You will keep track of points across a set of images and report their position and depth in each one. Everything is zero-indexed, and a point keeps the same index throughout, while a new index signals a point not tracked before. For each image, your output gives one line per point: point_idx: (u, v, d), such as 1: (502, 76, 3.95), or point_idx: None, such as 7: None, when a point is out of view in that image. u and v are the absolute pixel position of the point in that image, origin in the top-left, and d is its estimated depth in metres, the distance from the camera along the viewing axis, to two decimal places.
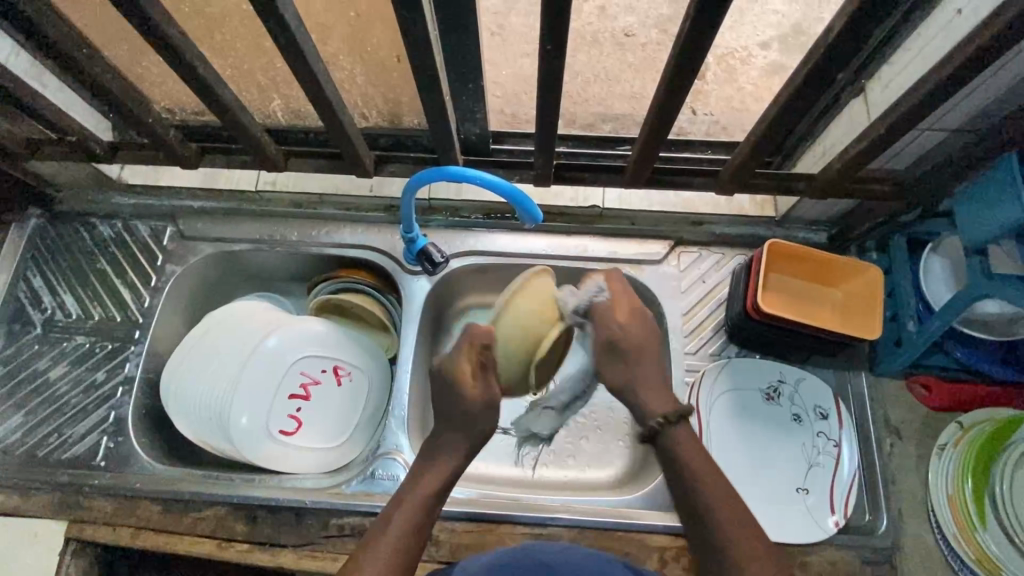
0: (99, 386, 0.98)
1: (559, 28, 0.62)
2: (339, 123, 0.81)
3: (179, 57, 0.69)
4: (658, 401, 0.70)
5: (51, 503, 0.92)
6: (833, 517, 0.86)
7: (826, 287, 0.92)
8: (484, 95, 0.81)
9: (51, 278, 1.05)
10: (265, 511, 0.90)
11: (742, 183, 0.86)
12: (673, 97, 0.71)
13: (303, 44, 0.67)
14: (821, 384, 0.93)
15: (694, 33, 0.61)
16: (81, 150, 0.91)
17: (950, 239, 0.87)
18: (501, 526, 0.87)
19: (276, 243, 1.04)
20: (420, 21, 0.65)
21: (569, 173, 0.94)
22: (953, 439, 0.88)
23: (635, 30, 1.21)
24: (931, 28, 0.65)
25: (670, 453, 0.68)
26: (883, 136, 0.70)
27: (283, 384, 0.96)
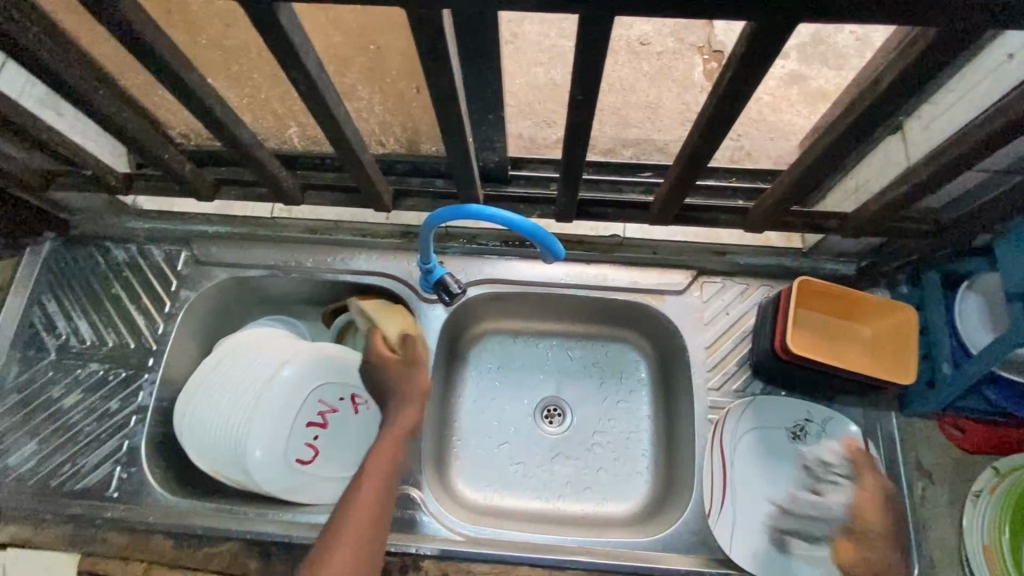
0: (113, 415, 0.97)
1: (588, 75, 0.60)
2: (359, 158, 0.80)
3: (199, 103, 0.68)
4: None
5: (64, 536, 0.91)
6: (863, 565, 0.83)
7: (857, 324, 0.89)
8: (505, 126, 0.79)
9: (65, 303, 1.04)
10: (280, 547, 0.89)
11: (773, 221, 0.84)
12: (706, 140, 0.68)
13: (325, 90, 0.66)
14: (849, 424, 0.90)
15: (731, 83, 0.58)
16: (97, 182, 0.90)
17: (985, 278, 0.84)
18: (519, 568, 0.85)
19: (291, 268, 1.03)
20: (445, 66, 0.63)
21: (590, 208, 0.92)
22: (988, 486, 0.84)
23: (651, 38, 1.18)
24: (978, 72, 0.62)
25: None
26: (926, 182, 0.67)
27: (300, 415, 0.94)
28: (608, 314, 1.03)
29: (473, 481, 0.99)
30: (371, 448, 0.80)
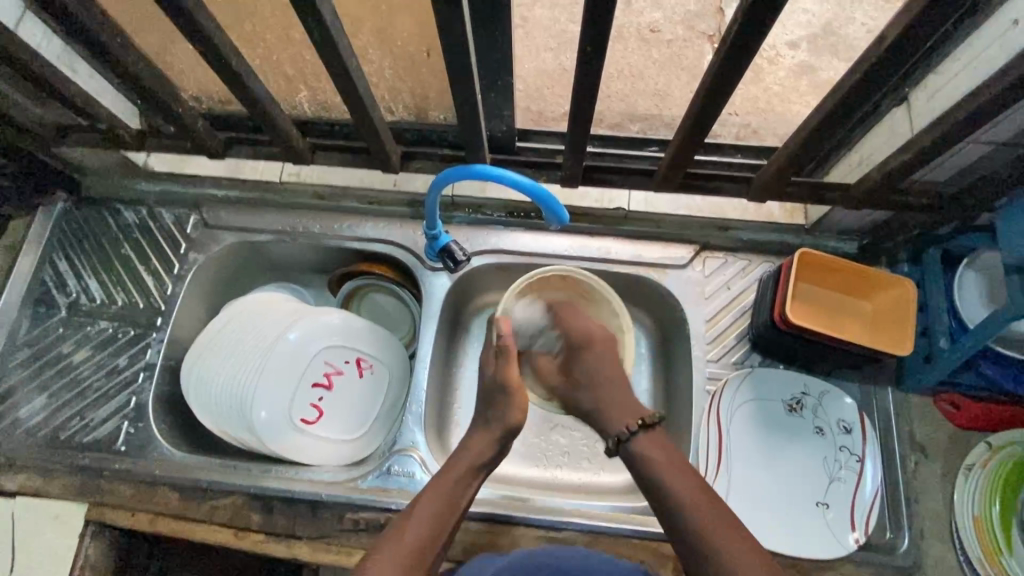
0: (121, 371, 0.99)
1: (598, 29, 0.62)
2: (369, 119, 0.81)
3: (215, 50, 0.70)
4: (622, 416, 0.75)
5: (72, 486, 0.93)
6: (854, 533, 0.84)
7: (856, 299, 0.90)
8: (513, 93, 0.80)
9: (76, 262, 1.06)
10: (281, 502, 0.90)
11: (774, 192, 0.85)
12: (713, 97, 0.70)
13: (339, 39, 0.67)
14: (846, 399, 0.91)
15: (740, 34, 0.60)
16: (110, 137, 0.92)
17: (984, 255, 0.85)
18: (516, 528, 0.87)
19: (298, 234, 1.04)
20: (457, 21, 0.64)
21: (595, 175, 0.93)
22: (981, 459, 0.86)
23: (661, 26, 1.18)
24: (986, 37, 0.63)
25: (640, 465, 0.72)
26: (929, 147, 0.68)
27: (306, 375, 0.96)
28: (609, 288, 1.03)
29: None
30: (457, 450, 0.77)
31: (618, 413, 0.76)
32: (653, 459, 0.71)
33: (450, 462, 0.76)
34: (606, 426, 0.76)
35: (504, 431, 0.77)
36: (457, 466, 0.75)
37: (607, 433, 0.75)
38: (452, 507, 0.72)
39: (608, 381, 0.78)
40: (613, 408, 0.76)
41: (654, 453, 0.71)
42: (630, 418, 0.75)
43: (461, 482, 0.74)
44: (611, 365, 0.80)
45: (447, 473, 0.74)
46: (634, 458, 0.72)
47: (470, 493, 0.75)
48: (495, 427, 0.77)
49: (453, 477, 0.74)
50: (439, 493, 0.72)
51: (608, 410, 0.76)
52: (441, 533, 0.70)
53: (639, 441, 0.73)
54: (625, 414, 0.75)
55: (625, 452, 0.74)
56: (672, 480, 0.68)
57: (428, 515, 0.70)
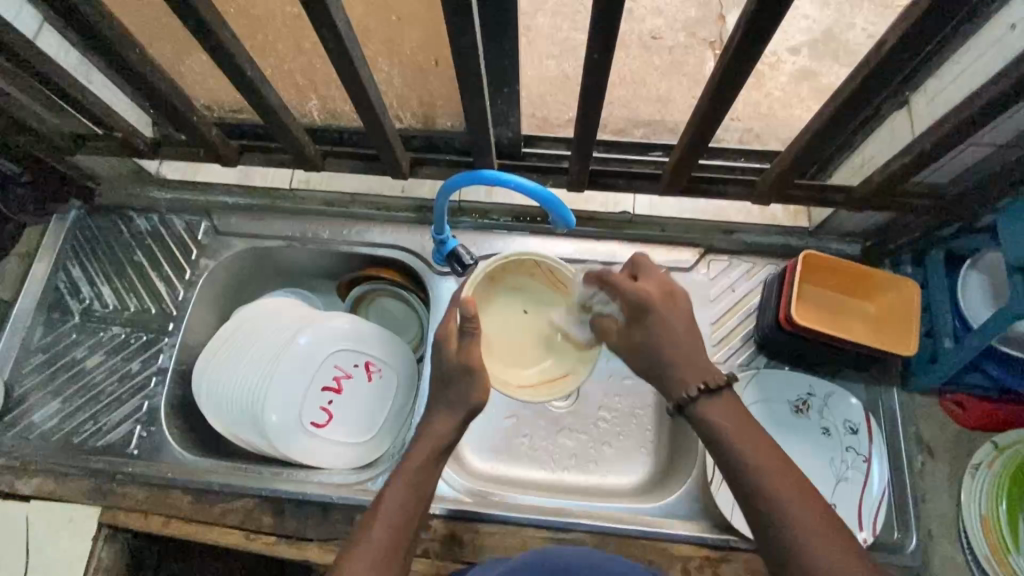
0: (134, 376, 1.00)
1: (604, 38, 0.63)
2: (379, 126, 0.83)
3: (231, 59, 0.72)
4: (692, 373, 0.69)
5: (85, 489, 0.94)
6: (862, 533, 0.84)
7: (862, 301, 0.91)
8: (520, 100, 0.81)
9: (89, 268, 1.08)
10: (293, 505, 0.91)
11: (779, 194, 0.86)
12: (718, 101, 0.71)
13: (351, 47, 0.69)
14: (852, 399, 0.91)
15: (742, 40, 0.61)
16: (124, 145, 0.94)
17: (988, 256, 0.86)
18: (524, 529, 0.88)
19: (308, 240, 1.05)
20: (468, 30, 0.65)
21: (601, 179, 0.94)
22: (986, 460, 0.86)
23: (663, 33, 1.20)
24: (986, 40, 0.64)
25: (704, 419, 0.67)
26: (929, 149, 0.69)
27: (316, 378, 0.97)
28: None
29: (481, 451, 1.00)
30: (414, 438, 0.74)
31: (685, 372, 0.69)
32: (716, 424, 0.66)
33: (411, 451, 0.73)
34: (671, 384, 0.70)
35: (464, 412, 0.74)
36: (417, 455, 0.72)
37: (670, 394, 0.69)
38: (419, 499, 0.70)
39: (676, 342, 0.70)
40: (680, 365, 0.69)
41: (718, 417, 0.66)
42: (694, 378, 0.68)
43: (424, 472, 0.71)
44: (689, 328, 0.71)
45: (406, 464, 0.72)
46: (702, 421, 0.67)
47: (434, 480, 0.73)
48: (457, 408, 0.74)
49: (415, 468, 0.71)
50: (403, 488, 0.70)
51: (677, 365, 0.69)
52: (407, 530, 0.68)
53: (703, 405, 0.67)
54: (694, 371, 0.69)
55: (688, 412, 0.68)
56: (736, 436, 0.64)
57: (395, 509, 0.68)
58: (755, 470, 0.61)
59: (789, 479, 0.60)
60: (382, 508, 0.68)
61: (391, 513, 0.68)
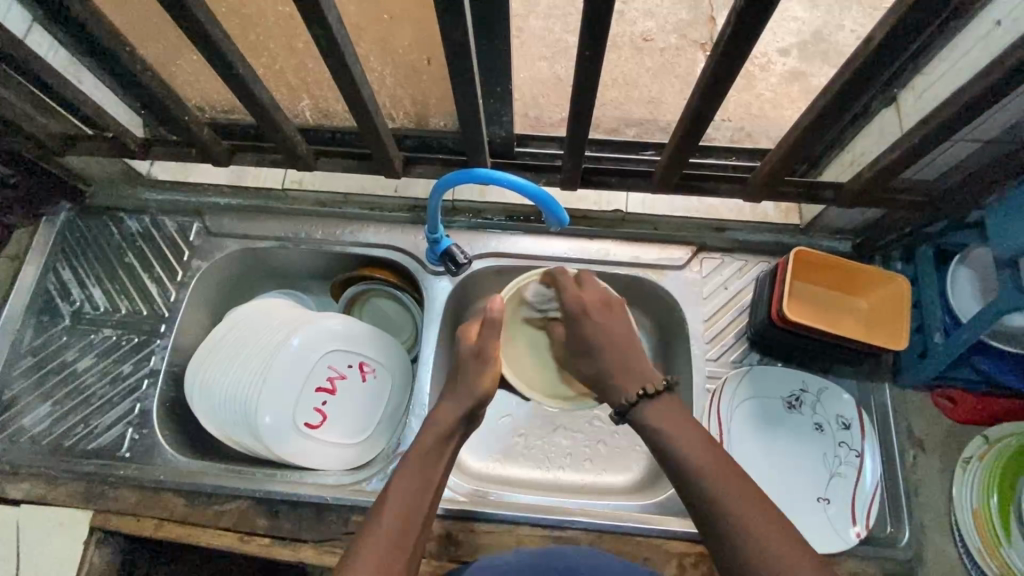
0: (125, 378, 1.00)
1: (596, 35, 0.63)
2: (372, 125, 0.82)
3: (223, 59, 0.71)
4: (631, 382, 0.75)
5: (77, 493, 0.93)
6: (855, 527, 0.85)
7: (851, 297, 0.92)
8: (513, 99, 0.81)
9: (80, 271, 1.07)
10: (287, 506, 0.91)
11: (770, 191, 0.87)
12: (707, 99, 0.71)
13: (343, 46, 0.69)
14: (844, 394, 0.92)
15: (731, 38, 0.62)
16: (114, 146, 0.93)
17: (976, 250, 0.86)
18: (520, 528, 0.88)
19: (300, 240, 1.05)
20: (460, 27, 0.65)
21: (594, 177, 0.95)
22: (978, 452, 0.87)
23: (654, 35, 1.21)
24: (973, 36, 0.65)
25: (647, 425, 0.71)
26: (918, 145, 0.70)
27: (310, 378, 0.97)
28: (609, 290, 1.04)
29: (477, 449, 1.00)
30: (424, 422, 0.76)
31: (626, 379, 0.75)
32: (664, 430, 0.69)
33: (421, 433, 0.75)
34: (614, 389, 0.76)
35: (467, 403, 0.77)
36: (425, 440, 0.74)
37: (614, 400, 0.75)
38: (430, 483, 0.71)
39: (619, 350, 0.78)
40: (619, 373, 0.76)
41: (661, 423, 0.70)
42: (633, 387, 0.74)
43: (432, 456, 0.73)
44: (626, 335, 0.80)
45: (411, 457, 0.72)
46: (643, 425, 0.72)
47: (444, 465, 0.74)
48: (461, 399, 0.78)
49: (426, 448, 0.73)
50: (404, 481, 0.70)
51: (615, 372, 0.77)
52: (418, 512, 0.68)
53: (647, 409, 0.72)
54: (632, 381, 0.75)
55: (630, 419, 0.73)
56: (676, 435, 0.68)
57: (404, 491, 0.69)
58: (708, 481, 0.63)
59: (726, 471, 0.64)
60: (390, 490, 0.69)
61: (400, 493, 0.68)
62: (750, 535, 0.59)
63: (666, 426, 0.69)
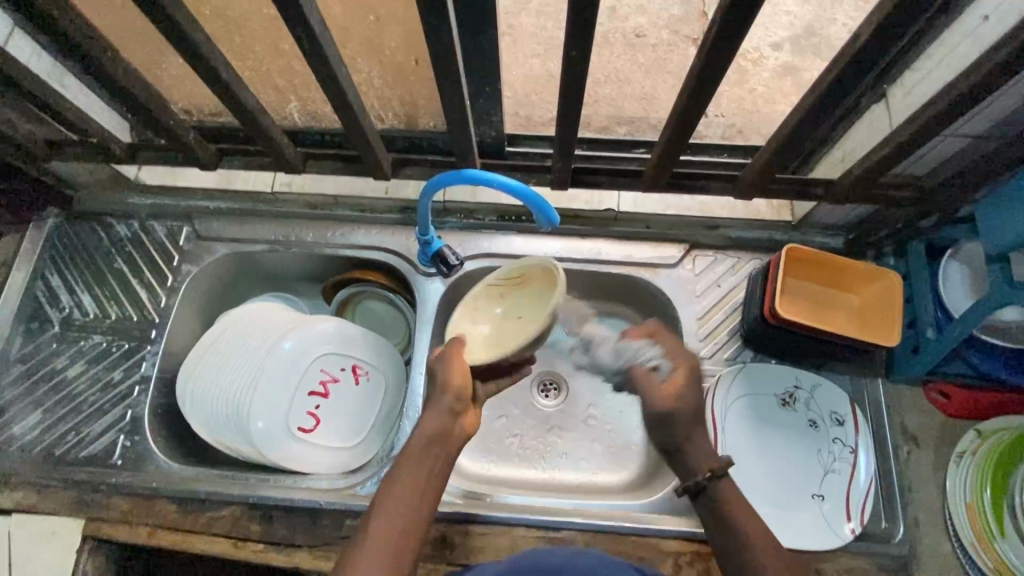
0: (116, 385, 0.99)
1: (581, 35, 0.63)
2: (359, 127, 0.82)
3: (207, 63, 0.71)
4: (706, 455, 0.78)
5: (68, 502, 0.93)
6: (849, 523, 0.85)
7: (842, 294, 0.92)
8: (502, 99, 0.81)
9: (69, 277, 1.06)
10: (281, 512, 0.90)
11: (760, 188, 0.87)
12: (695, 97, 0.71)
13: (327, 49, 0.68)
14: (837, 391, 0.92)
15: (717, 36, 0.61)
16: (101, 151, 0.93)
17: (969, 246, 0.87)
18: (515, 529, 0.88)
19: (292, 243, 1.05)
20: (444, 28, 0.65)
21: (584, 177, 0.95)
22: (971, 447, 0.88)
23: (646, 31, 1.20)
24: (958, 32, 0.65)
25: (720, 503, 0.74)
26: (907, 142, 0.70)
27: (302, 382, 0.96)
28: (602, 290, 1.04)
29: (471, 451, 1.00)
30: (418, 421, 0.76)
31: (703, 453, 0.78)
32: (731, 501, 0.74)
33: (417, 433, 0.75)
34: (689, 463, 0.78)
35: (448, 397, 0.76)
36: (418, 440, 0.74)
37: (690, 474, 0.77)
38: (424, 485, 0.71)
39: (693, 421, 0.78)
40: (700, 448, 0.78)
41: (732, 494, 0.75)
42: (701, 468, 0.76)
43: (426, 458, 0.72)
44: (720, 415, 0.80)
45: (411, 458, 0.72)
46: (721, 508, 0.74)
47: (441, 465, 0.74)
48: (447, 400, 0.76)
49: (419, 449, 0.73)
50: (405, 487, 0.70)
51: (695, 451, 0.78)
52: (416, 514, 0.68)
53: (724, 482, 0.75)
54: (704, 457, 0.77)
55: (703, 491, 0.76)
56: (744, 514, 0.72)
57: (401, 493, 0.69)
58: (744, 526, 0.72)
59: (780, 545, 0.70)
60: (387, 492, 0.70)
61: (398, 494, 0.69)
62: None
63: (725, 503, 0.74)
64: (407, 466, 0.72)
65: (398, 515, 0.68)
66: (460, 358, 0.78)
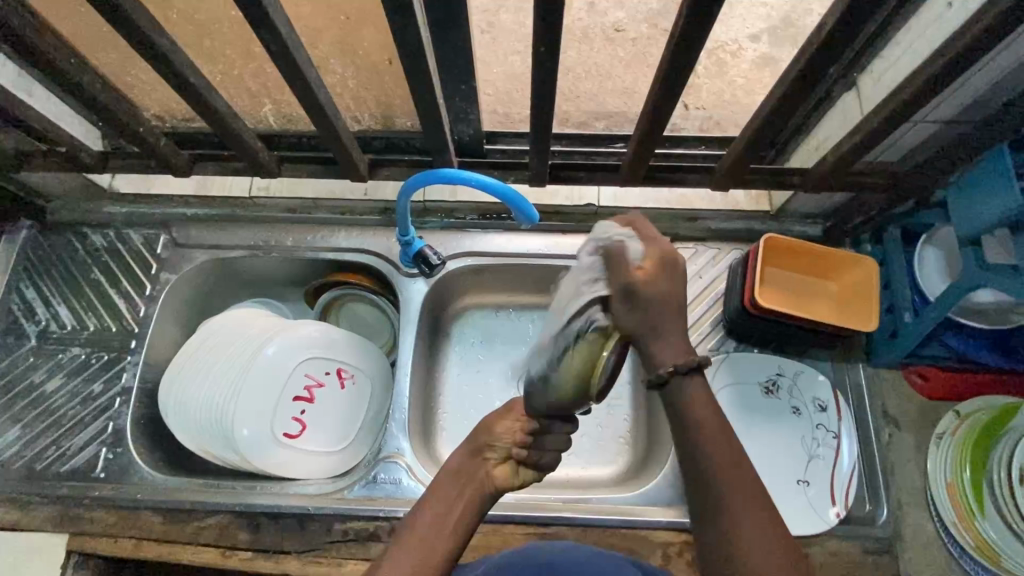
0: (97, 398, 0.97)
1: (550, 30, 0.63)
2: (332, 129, 0.81)
3: (172, 68, 0.69)
4: (670, 350, 0.58)
5: (52, 517, 0.92)
6: (835, 508, 0.86)
7: (823, 281, 0.93)
8: (478, 96, 0.80)
9: (44, 289, 1.04)
10: (269, 519, 0.90)
11: (738, 178, 0.87)
12: (667, 90, 0.71)
13: (294, 51, 0.68)
14: (819, 377, 0.94)
15: (685, 29, 0.61)
16: (68, 159, 0.91)
17: (941, 230, 0.87)
18: (505, 527, 0.88)
19: (271, 248, 1.03)
20: (413, 27, 0.64)
21: (563, 172, 0.94)
22: (950, 427, 0.89)
23: (624, 25, 1.18)
24: (924, 19, 0.66)
25: (678, 401, 0.59)
26: (877, 129, 0.71)
27: (287, 388, 0.95)
28: None
29: None
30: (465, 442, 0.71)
31: (674, 348, 0.59)
32: (701, 421, 0.58)
33: (463, 454, 0.70)
34: (649, 351, 0.58)
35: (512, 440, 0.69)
36: (462, 464, 0.68)
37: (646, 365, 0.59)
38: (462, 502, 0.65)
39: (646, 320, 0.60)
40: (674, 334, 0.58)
41: (706, 412, 0.58)
42: (670, 360, 0.58)
43: (471, 482, 0.67)
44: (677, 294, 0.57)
45: (438, 490, 0.66)
46: (681, 403, 0.59)
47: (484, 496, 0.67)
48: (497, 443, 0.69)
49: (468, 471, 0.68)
50: (427, 524, 0.62)
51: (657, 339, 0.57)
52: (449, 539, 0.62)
53: (693, 390, 0.59)
54: (670, 347, 0.58)
55: (665, 388, 0.60)
56: (711, 438, 0.58)
57: (435, 513, 0.64)
58: (715, 452, 0.57)
59: (746, 478, 0.57)
60: (424, 509, 0.64)
61: (435, 514, 0.63)
62: (756, 548, 0.53)
63: (695, 421, 0.58)
64: (446, 487, 0.66)
65: (427, 533, 0.62)
66: (507, 416, 0.70)
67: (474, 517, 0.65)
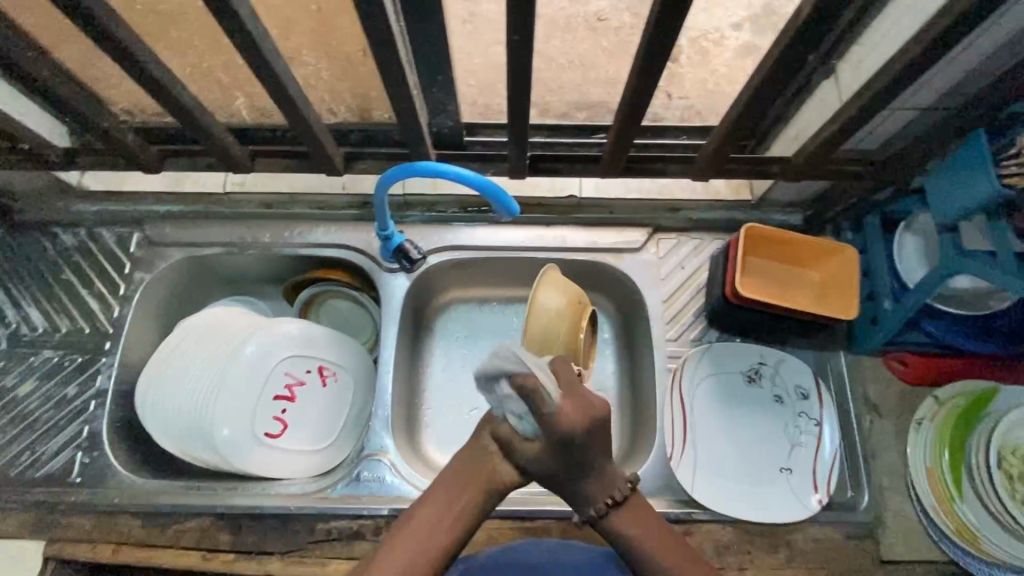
0: (71, 401, 0.95)
1: (525, 19, 0.61)
2: (305, 122, 0.79)
3: (135, 60, 0.67)
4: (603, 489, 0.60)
5: (27, 523, 0.90)
6: (817, 494, 0.87)
7: (804, 269, 0.93)
8: (455, 87, 0.79)
9: (14, 290, 1.02)
10: (251, 520, 0.89)
11: (718, 168, 0.87)
12: (645, 80, 0.71)
13: (262, 41, 0.66)
14: (801, 365, 0.94)
15: (661, 17, 0.61)
16: (33, 157, 0.88)
17: (921, 217, 0.89)
18: (490, 522, 0.88)
19: (248, 245, 1.01)
20: (384, 16, 0.63)
21: (544, 164, 0.94)
22: (930, 413, 0.89)
23: (608, 14, 1.14)
24: (899, 6, 0.66)
25: (615, 535, 0.61)
26: (855, 117, 0.71)
27: (267, 386, 0.94)
28: (568, 278, 1.04)
29: (443, 445, 1.00)
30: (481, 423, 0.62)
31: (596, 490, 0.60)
32: (633, 539, 0.60)
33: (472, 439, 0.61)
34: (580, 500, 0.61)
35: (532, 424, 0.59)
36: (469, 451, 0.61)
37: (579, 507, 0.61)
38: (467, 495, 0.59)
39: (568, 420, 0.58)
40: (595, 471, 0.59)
41: (633, 533, 0.60)
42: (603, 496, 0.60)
43: (476, 473, 0.59)
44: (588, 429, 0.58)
45: (437, 489, 0.59)
46: (614, 537, 0.61)
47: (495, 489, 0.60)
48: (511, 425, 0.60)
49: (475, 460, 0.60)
50: (421, 529, 0.57)
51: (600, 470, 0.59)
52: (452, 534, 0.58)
53: (619, 517, 0.60)
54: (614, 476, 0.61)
55: (600, 526, 0.61)
56: (655, 548, 0.60)
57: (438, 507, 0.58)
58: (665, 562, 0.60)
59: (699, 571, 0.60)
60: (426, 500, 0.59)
61: (436, 505, 0.58)
62: None
63: (633, 537, 0.60)
64: (455, 473, 0.60)
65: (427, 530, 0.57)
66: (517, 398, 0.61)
67: (481, 511, 0.59)
